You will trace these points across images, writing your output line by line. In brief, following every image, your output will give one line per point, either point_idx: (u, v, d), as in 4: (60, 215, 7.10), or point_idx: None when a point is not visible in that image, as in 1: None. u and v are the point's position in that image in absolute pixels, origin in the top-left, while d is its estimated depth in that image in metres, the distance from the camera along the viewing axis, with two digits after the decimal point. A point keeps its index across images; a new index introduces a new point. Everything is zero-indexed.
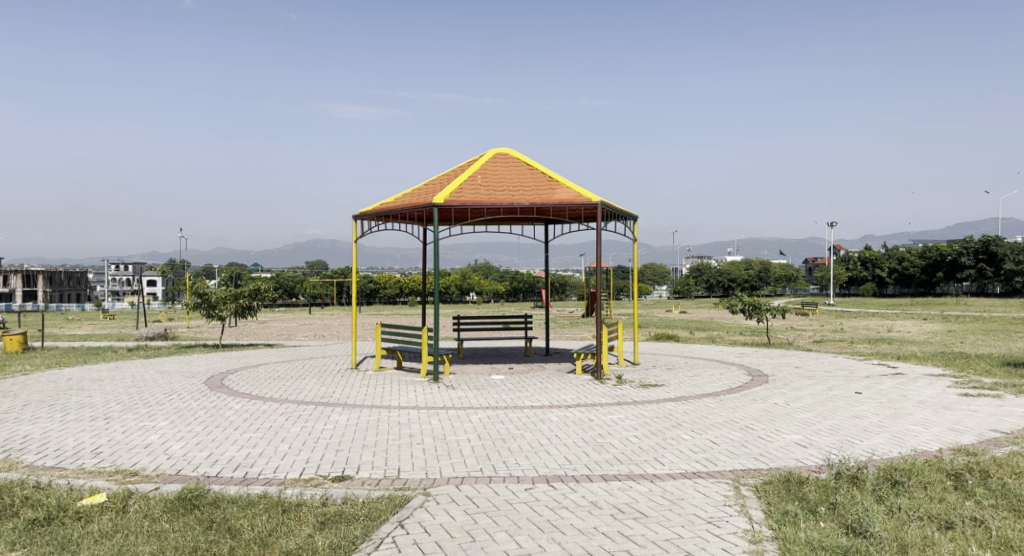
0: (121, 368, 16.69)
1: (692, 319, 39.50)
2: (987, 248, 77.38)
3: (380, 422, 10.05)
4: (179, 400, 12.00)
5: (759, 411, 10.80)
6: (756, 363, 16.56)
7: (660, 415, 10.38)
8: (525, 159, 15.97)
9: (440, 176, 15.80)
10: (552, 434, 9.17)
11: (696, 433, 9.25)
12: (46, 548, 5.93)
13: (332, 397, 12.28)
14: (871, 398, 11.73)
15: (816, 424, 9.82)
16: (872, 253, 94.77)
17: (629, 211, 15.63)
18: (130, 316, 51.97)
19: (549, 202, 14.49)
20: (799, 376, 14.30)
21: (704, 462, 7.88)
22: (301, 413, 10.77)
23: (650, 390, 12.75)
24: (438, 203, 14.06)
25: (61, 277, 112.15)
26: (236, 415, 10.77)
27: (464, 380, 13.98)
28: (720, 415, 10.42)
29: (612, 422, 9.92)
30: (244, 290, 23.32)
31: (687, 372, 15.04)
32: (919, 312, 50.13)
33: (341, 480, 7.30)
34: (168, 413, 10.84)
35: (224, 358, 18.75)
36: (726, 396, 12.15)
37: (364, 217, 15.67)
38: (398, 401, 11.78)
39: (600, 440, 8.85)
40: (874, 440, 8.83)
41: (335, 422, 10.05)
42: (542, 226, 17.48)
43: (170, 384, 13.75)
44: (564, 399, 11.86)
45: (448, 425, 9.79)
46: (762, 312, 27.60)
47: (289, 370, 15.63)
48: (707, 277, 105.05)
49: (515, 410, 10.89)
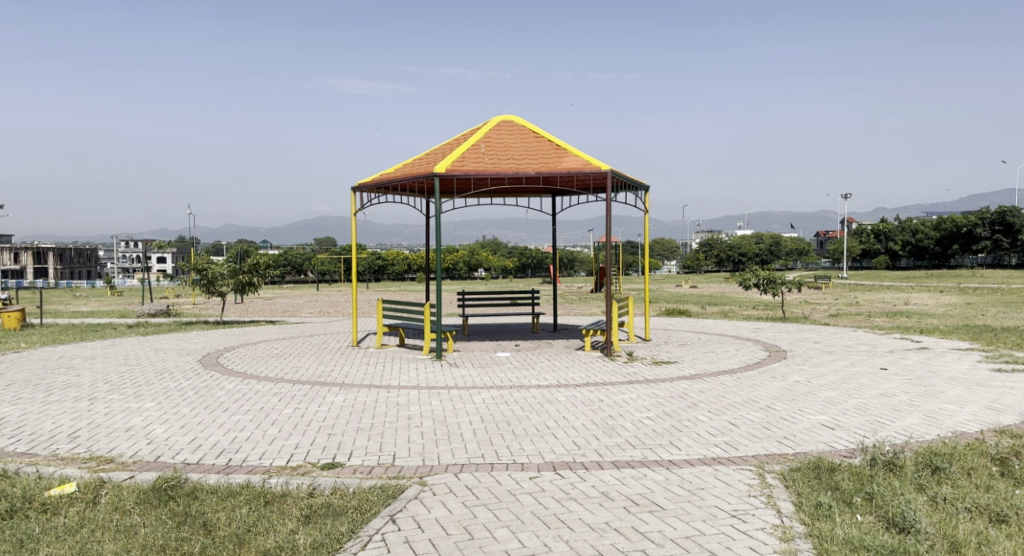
0: (116, 345, 16.23)
1: (704, 295, 38.70)
2: (1004, 219, 75.84)
3: (378, 403, 9.49)
4: (170, 379, 11.48)
5: (780, 389, 10.18)
6: (773, 338, 15.92)
7: (675, 395, 9.77)
8: (530, 126, 15.27)
9: (442, 145, 15.15)
10: (560, 416, 8.59)
11: (714, 414, 8.64)
12: (2, 545, 5.40)
13: (330, 376, 11.74)
14: (898, 374, 11.10)
15: (843, 403, 9.19)
16: (886, 226, 93.51)
17: (641, 181, 14.93)
18: (139, 294, 51.59)
19: (556, 171, 13.81)
20: (819, 352, 13.64)
21: (723, 446, 7.26)
22: (296, 394, 10.24)
23: (663, 367, 12.16)
24: (439, 172, 13.40)
25: (72, 253, 112.71)
26: (227, 395, 10.25)
27: (469, 357, 13.42)
28: (738, 395, 9.80)
29: (623, 403, 9.32)
30: (244, 265, 23.03)
31: (701, 348, 14.43)
32: (938, 284, 49.07)
33: (332, 468, 6.73)
34: (156, 394, 10.29)
35: (224, 335, 18.29)
36: (744, 373, 11.55)
37: (363, 188, 15.04)
38: (398, 380, 11.24)
39: (611, 422, 8.26)
40: (906, 420, 8.21)
41: (330, 403, 9.51)
42: (550, 196, 16.81)
43: (164, 362, 13.25)
44: (572, 377, 11.26)
45: (450, 406, 9.23)
46: (777, 285, 26.85)
47: (288, 348, 15.11)
48: (718, 251, 103.88)
49: (520, 389, 10.31)
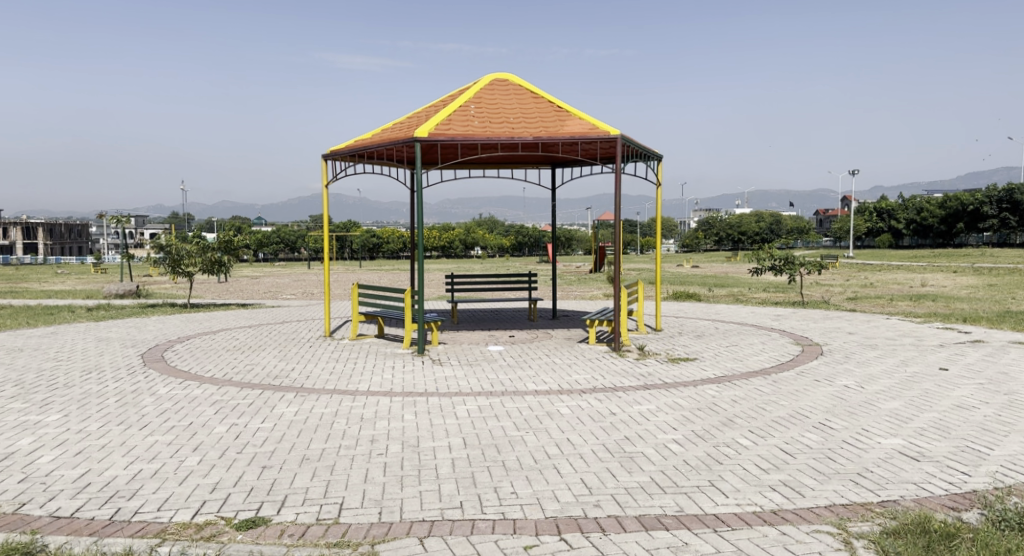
0: (59, 333, 14.32)
1: (726, 294, 24.23)
2: (1011, 196, 73.75)
3: (337, 417, 7.63)
4: (95, 381, 9.59)
5: (831, 398, 8.35)
6: (802, 328, 14.05)
7: (704, 407, 7.95)
8: (527, 84, 13.32)
9: (427, 107, 13.19)
10: (564, 439, 6.77)
11: (758, 436, 6.80)
12: None
13: (288, 376, 9.88)
14: (966, 377, 9.27)
15: (916, 420, 7.35)
16: (890, 204, 91.59)
17: (653, 148, 13.02)
18: (125, 272, 49.48)
19: (557, 136, 11.91)
20: (859, 346, 11.79)
21: (784, 491, 5.43)
22: (240, 402, 8.38)
23: (682, 366, 10.31)
24: (421, 137, 11.49)
25: (62, 229, 110.54)
26: (154, 403, 8.38)
27: (457, 353, 11.57)
28: (780, 406, 7.98)
29: (641, 419, 7.47)
30: (214, 242, 21.27)
31: (722, 340, 12.60)
32: (953, 265, 46.94)
33: (251, 529, 4.87)
34: (68, 402, 8.40)
35: (186, 322, 16.38)
36: (781, 374, 9.75)
37: (335, 156, 13.09)
38: (370, 383, 9.38)
39: (629, 449, 6.43)
40: (1008, 448, 6.38)
41: (278, 418, 7.64)
42: (549, 166, 14.91)
43: (100, 357, 11.36)
44: (576, 380, 9.40)
45: (425, 423, 7.39)
46: (794, 266, 24.76)
47: (249, 339, 13.21)
48: (717, 229, 101.91)
49: (515, 398, 8.46)
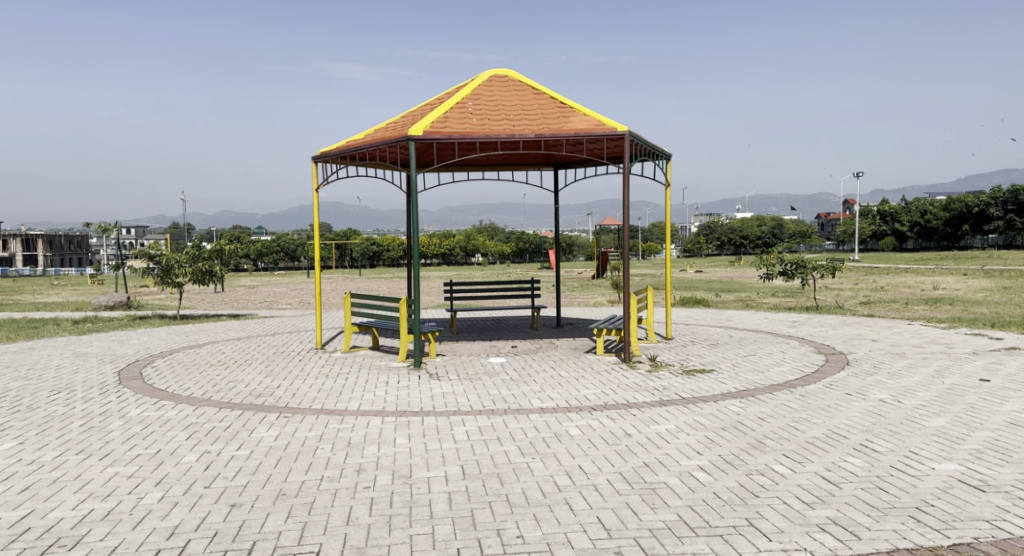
0: (37, 348, 13.54)
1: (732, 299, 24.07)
2: (1017, 198, 72.53)
3: (322, 443, 6.85)
4: (62, 401, 8.81)
5: (867, 415, 7.57)
6: (821, 335, 13.25)
7: (729, 426, 7.16)
8: (529, 80, 12.58)
9: (423, 105, 12.44)
10: (575, 467, 5.98)
11: (794, 462, 6.03)
12: None
13: (273, 395, 9.09)
14: (1011, 389, 8.48)
15: (969, 440, 6.58)
16: (893, 206, 90.70)
17: (663, 147, 12.27)
18: (120, 281, 48.68)
19: (561, 133, 11.16)
20: (887, 355, 10.98)
21: (836, 532, 4.64)
22: (216, 425, 7.59)
23: (700, 379, 9.52)
24: (416, 135, 10.74)
25: (61, 240, 109.85)
26: (122, 427, 7.60)
27: (456, 366, 10.80)
28: (814, 425, 7.19)
29: (660, 441, 6.69)
30: (204, 251, 20.48)
31: (738, 349, 11.81)
32: (962, 267, 45.94)
33: None
34: (26, 427, 7.60)
35: (172, 335, 15.58)
36: (808, 387, 8.98)
37: (325, 157, 12.33)
38: (362, 401, 8.60)
39: (651, 479, 5.65)
40: None
41: (256, 444, 6.85)
42: (552, 165, 14.15)
43: (73, 374, 10.59)
44: (586, 396, 8.61)
45: (418, 448, 6.62)
46: (805, 270, 23.84)
47: (235, 353, 12.41)
48: (719, 234, 101.18)
49: (520, 416, 7.69)
